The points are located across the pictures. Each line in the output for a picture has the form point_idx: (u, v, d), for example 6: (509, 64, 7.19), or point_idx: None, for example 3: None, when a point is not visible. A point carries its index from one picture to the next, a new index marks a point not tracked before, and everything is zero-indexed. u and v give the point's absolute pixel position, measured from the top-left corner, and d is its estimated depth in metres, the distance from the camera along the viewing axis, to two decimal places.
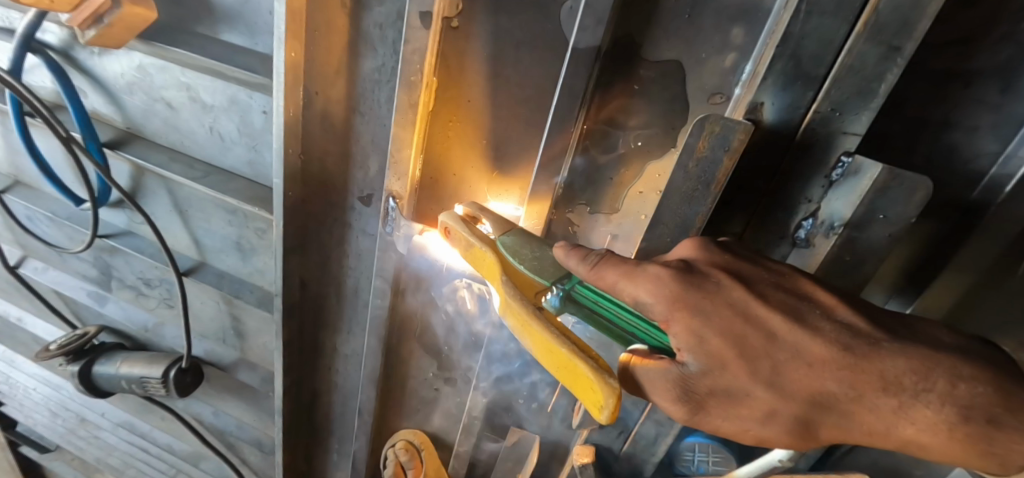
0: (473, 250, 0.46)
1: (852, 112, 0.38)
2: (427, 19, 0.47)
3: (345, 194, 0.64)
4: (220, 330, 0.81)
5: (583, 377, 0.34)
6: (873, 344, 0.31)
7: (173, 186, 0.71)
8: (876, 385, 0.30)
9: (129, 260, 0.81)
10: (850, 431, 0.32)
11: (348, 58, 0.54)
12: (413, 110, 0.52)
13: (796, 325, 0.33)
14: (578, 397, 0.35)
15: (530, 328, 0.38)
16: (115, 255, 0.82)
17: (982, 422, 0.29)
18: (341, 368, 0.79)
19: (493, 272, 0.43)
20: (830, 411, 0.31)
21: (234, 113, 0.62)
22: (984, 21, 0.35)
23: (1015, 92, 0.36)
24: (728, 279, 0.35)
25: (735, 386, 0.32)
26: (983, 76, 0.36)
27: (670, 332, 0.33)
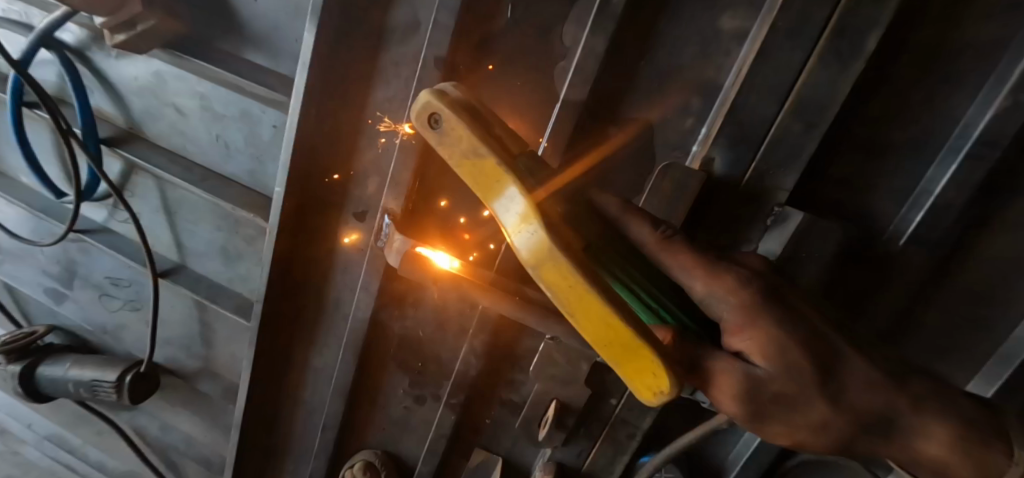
0: (509, 182, 0.38)
1: (782, 172, 0.49)
2: (440, 63, 0.55)
3: (341, 208, 0.69)
4: (186, 336, 0.81)
5: (644, 361, 0.33)
6: (908, 372, 0.36)
7: (165, 188, 0.74)
8: (911, 405, 0.35)
9: (100, 258, 0.81)
10: (876, 439, 0.36)
11: (364, 87, 0.62)
12: (417, 138, 0.59)
13: (858, 350, 0.36)
14: (621, 372, 0.35)
15: (583, 297, 0.35)
16: (84, 251, 0.81)
17: (982, 441, 0.34)
18: (309, 382, 0.79)
19: (529, 222, 0.36)
20: (882, 430, 0.35)
21: (242, 124, 0.67)
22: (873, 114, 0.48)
23: (896, 168, 0.50)
24: (803, 300, 0.37)
25: (801, 396, 0.34)
26: None
27: (739, 337, 0.35)
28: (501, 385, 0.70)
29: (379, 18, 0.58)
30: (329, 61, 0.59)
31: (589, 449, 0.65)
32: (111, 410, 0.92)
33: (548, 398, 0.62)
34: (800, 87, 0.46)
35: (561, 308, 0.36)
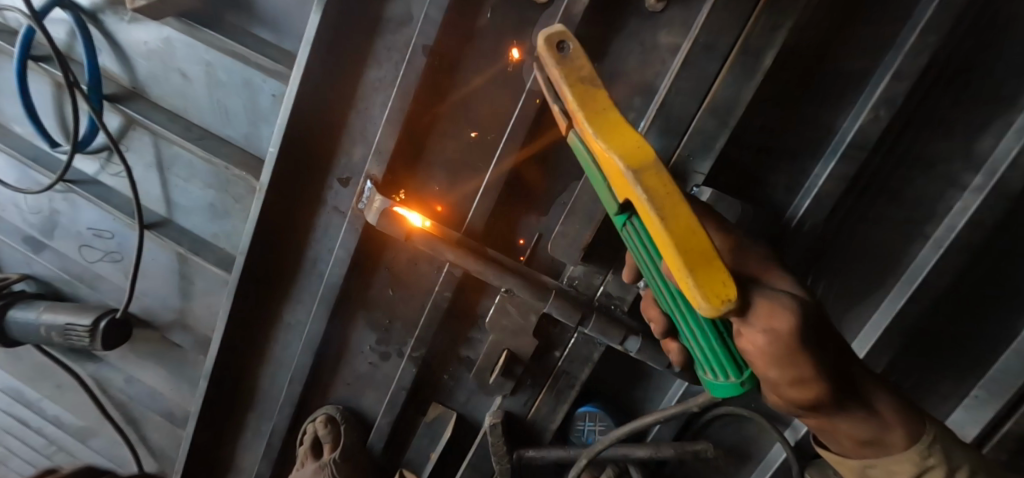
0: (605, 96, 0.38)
1: (700, 159, 0.62)
2: (427, 50, 0.65)
3: (328, 174, 0.77)
4: (163, 288, 0.86)
5: (721, 268, 0.32)
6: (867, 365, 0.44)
7: (161, 145, 0.80)
8: (869, 380, 0.43)
9: (83, 209, 0.85)
10: (847, 401, 0.41)
11: (359, 67, 0.71)
12: (401, 112, 0.69)
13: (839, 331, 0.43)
14: (693, 280, 0.32)
15: (676, 198, 0.33)
16: (68, 201, 0.85)
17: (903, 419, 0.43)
18: (281, 337, 0.85)
19: (627, 131, 0.35)
20: (853, 395, 0.41)
21: (241, 91, 0.74)
22: (765, 123, 0.63)
23: (785, 165, 0.64)
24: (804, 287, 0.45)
25: (823, 333, 0.37)
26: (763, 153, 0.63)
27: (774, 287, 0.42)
28: (460, 342, 0.78)
29: (377, 9, 0.68)
30: (331, 41, 0.68)
31: (534, 398, 0.73)
32: (73, 361, 0.95)
33: (500, 349, 0.70)
34: (714, 92, 0.59)
35: (648, 206, 0.33)
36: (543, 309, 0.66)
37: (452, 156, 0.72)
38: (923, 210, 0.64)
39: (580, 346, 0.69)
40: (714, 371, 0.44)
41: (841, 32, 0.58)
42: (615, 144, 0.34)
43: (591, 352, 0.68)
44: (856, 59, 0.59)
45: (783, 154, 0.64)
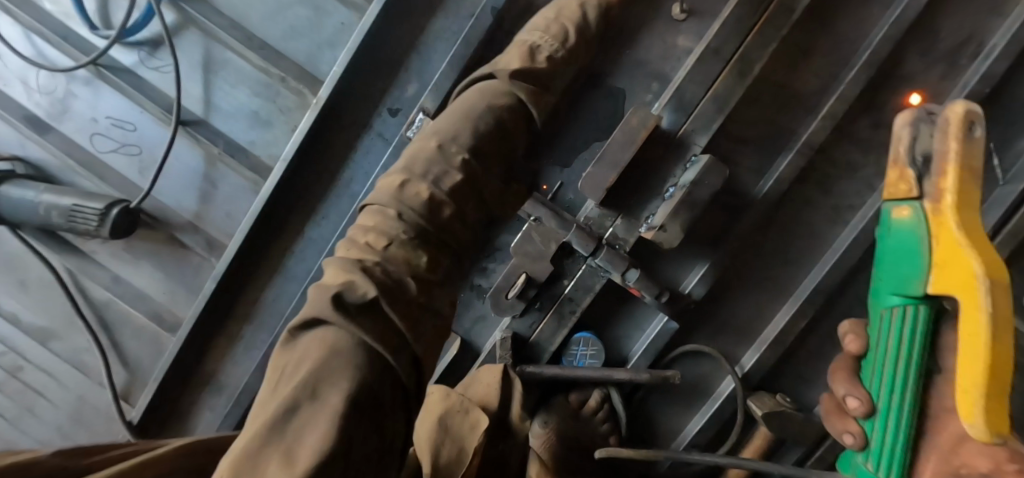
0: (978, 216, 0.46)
1: (700, 134, 0.79)
2: (494, 11, 0.79)
3: (378, 104, 0.86)
4: (180, 187, 0.88)
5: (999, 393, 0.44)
6: None
7: (213, 49, 0.84)
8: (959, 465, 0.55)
9: (106, 97, 0.87)
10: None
11: (427, 16, 0.83)
12: (462, 58, 0.81)
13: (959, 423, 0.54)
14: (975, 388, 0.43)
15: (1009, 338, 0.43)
16: (88, 86, 0.86)
17: None
18: (297, 251, 0.89)
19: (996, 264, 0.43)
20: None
21: (312, 13, 0.82)
22: (747, 120, 0.82)
23: (755, 154, 0.83)
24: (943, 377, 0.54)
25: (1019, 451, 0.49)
26: (737, 142, 0.83)
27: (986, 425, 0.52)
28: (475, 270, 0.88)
29: None
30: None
31: (539, 322, 0.84)
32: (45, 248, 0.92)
33: (517, 274, 0.81)
34: (716, 85, 0.77)
35: (984, 318, 0.42)
36: (564, 238, 0.79)
37: None
38: (846, 201, 0.84)
39: (585, 276, 0.81)
40: (881, 465, 0.56)
41: (801, 60, 0.80)
42: (974, 263, 0.42)
43: (594, 282, 0.81)
44: (813, 81, 0.81)
45: (754, 144, 0.83)
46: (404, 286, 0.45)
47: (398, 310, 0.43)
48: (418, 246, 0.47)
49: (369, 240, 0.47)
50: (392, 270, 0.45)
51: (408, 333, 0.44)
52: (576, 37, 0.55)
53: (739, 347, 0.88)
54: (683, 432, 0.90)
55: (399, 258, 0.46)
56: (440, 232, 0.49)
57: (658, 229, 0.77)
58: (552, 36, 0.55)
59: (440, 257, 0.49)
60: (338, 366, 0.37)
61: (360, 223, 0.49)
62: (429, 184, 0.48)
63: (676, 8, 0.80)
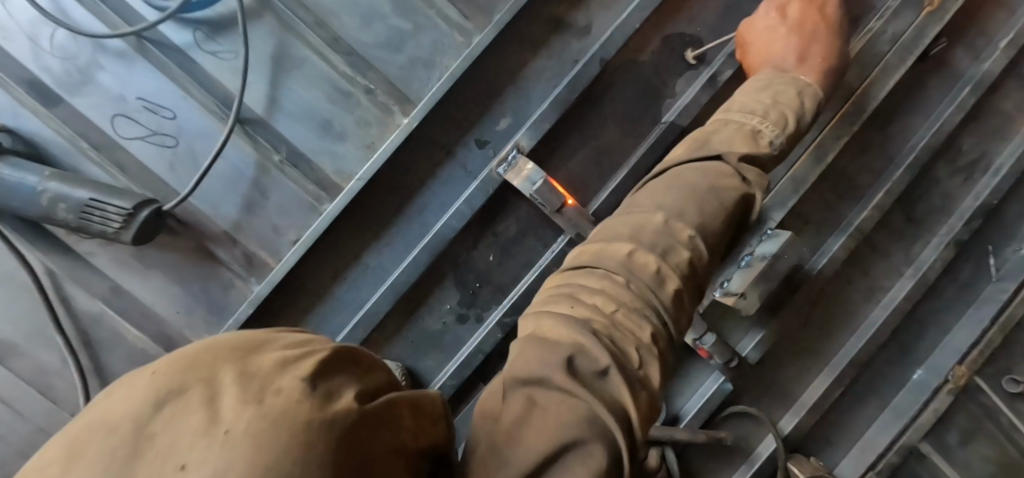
0: None
1: (776, 208, 0.83)
2: (603, 62, 0.79)
3: (465, 133, 0.81)
4: (221, 193, 0.76)
5: None
6: None
7: (290, 45, 0.75)
8: None
9: (143, 76, 0.74)
10: None
11: (530, 53, 0.81)
12: (565, 102, 0.79)
13: None
14: None
15: None
16: (122, 59, 0.73)
17: None
18: (350, 278, 0.80)
19: None
20: None
21: (412, 28, 0.77)
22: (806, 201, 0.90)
23: (810, 232, 0.91)
24: None
25: None
26: (795, 219, 0.91)
27: None
28: None
29: (563, 13, 0.81)
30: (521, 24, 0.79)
31: None
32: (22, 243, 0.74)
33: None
34: (794, 168, 0.83)
35: None
36: None
37: (585, 153, 0.84)
38: (876, 282, 0.94)
39: None
40: None
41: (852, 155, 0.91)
42: None
43: None
44: (859, 174, 0.91)
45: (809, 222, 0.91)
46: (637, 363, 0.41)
47: (632, 390, 0.39)
48: (644, 317, 0.43)
49: (596, 302, 0.43)
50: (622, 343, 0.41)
51: (638, 417, 0.38)
52: (793, 125, 0.57)
53: (777, 409, 0.93)
54: None
55: (629, 328, 0.42)
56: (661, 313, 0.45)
57: (738, 296, 0.80)
58: (773, 120, 0.57)
59: (660, 335, 0.44)
60: (576, 433, 0.34)
61: (572, 284, 0.47)
62: (659, 256, 0.47)
63: None
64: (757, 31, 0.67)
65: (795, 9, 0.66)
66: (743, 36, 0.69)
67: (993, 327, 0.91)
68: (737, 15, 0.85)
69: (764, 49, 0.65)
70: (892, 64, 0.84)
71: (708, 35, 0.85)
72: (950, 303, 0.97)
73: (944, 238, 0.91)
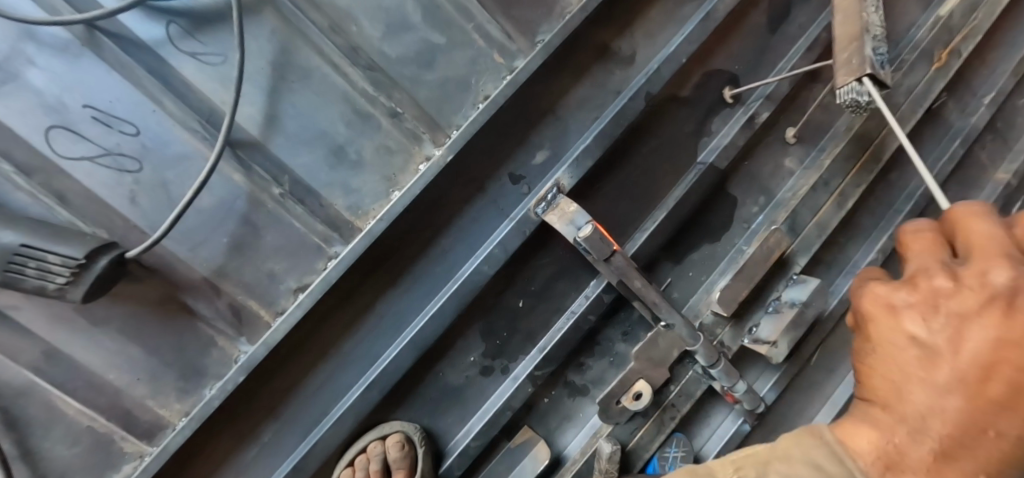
0: None
1: (802, 252, 0.82)
2: (649, 96, 0.73)
3: (499, 166, 0.72)
4: (204, 231, 0.61)
5: None
6: None
7: (295, 52, 0.61)
8: None
9: (96, 80, 0.56)
10: None
11: (570, 80, 0.73)
12: (610, 136, 0.71)
13: None
14: None
15: None
16: (65, 55, 0.55)
17: None
18: (361, 331, 0.68)
19: None
20: None
21: (446, 44, 0.66)
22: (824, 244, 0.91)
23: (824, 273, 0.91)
24: None
25: None
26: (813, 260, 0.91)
27: None
28: (571, 366, 0.79)
29: (607, 39, 0.74)
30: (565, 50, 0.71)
31: (640, 427, 0.79)
32: None
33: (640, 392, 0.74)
34: (822, 212, 0.82)
35: None
36: (690, 348, 0.74)
37: (624, 192, 0.78)
38: None
39: (690, 383, 0.80)
40: None
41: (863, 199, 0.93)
42: None
43: (697, 389, 0.79)
44: (867, 216, 0.94)
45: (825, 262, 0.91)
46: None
47: None
48: None
49: None
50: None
51: None
52: None
53: None
54: None
55: None
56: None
57: (771, 344, 0.78)
58: None
59: None
60: None
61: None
62: None
63: (789, 132, 0.85)
64: (896, 338, 0.45)
65: (971, 344, 0.40)
66: (871, 318, 0.47)
67: None
68: (771, 54, 0.84)
69: (889, 382, 0.45)
70: (906, 115, 0.87)
71: (744, 74, 0.82)
72: None
73: None
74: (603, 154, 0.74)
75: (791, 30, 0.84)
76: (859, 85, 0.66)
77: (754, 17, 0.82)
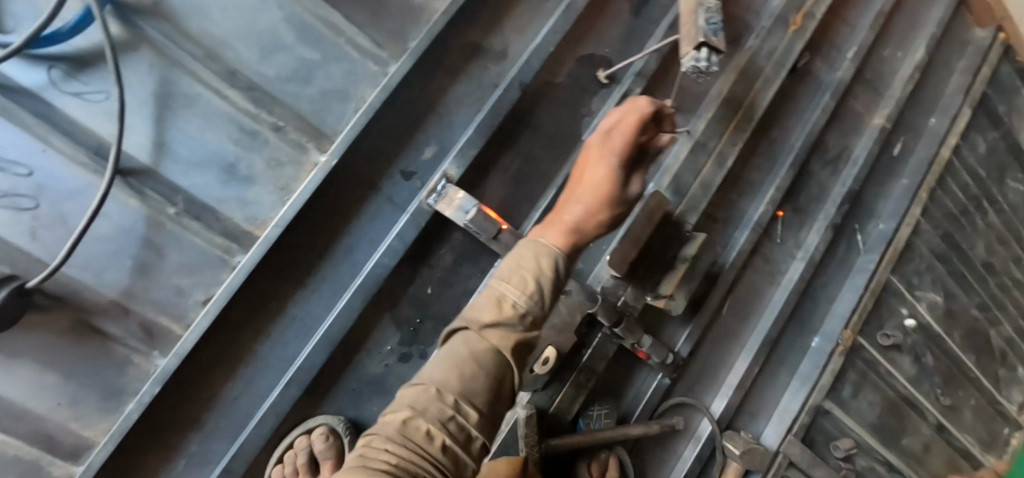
0: None
1: (692, 212, 0.89)
2: (523, 85, 0.79)
3: (390, 166, 0.77)
4: (106, 257, 0.65)
5: None
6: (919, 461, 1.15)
7: (175, 81, 0.66)
8: None
9: None
10: None
11: (449, 79, 0.79)
12: (490, 125, 0.77)
13: None
14: None
15: None
16: None
17: None
18: (275, 334, 0.73)
19: None
20: None
21: (321, 58, 0.72)
22: (717, 203, 0.98)
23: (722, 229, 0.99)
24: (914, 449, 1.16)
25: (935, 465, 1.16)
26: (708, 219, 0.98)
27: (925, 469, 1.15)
28: None
29: (479, 38, 0.81)
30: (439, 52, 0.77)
31: (557, 391, 0.84)
32: None
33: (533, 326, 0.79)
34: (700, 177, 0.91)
35: None
36: (590, 310, 0.80)
37: (515, 176, 0.84)
38: (774, 266, 1.05)
39: (601, 343, 0.86)
40: None
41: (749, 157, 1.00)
42: None
43: (608, 348, 0.86)
44: (755, 172, 1.01)
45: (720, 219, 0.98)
46: (447, 414, 0.53)
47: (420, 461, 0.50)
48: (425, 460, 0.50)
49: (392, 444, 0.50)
50: (458, 409, 0.55)
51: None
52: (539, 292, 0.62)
53: (708, 394, 1.00)
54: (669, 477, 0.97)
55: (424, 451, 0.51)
56: (522, 297, 0.61)
57: (668, 298, 0.84)
58: (518, 291, 0.61)
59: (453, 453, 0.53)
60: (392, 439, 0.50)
61: (449, 347, 0.60)
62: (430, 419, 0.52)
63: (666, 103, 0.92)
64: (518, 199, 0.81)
65: (594, 176, 0.72)
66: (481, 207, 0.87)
67: (866, 291, 1.08)
68: (638, 35, 0.91)
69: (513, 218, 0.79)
70: (770, 76, 0.95)
71: (616, 56, 0.90)
72: (833, 277, 1.12)
73: (823, 222, 1.05)
74: (488, 143, 0.80)
75: (655, 12, 0.93)
76: (697, 53, 0.73)
77: (619, 3, 0.90)
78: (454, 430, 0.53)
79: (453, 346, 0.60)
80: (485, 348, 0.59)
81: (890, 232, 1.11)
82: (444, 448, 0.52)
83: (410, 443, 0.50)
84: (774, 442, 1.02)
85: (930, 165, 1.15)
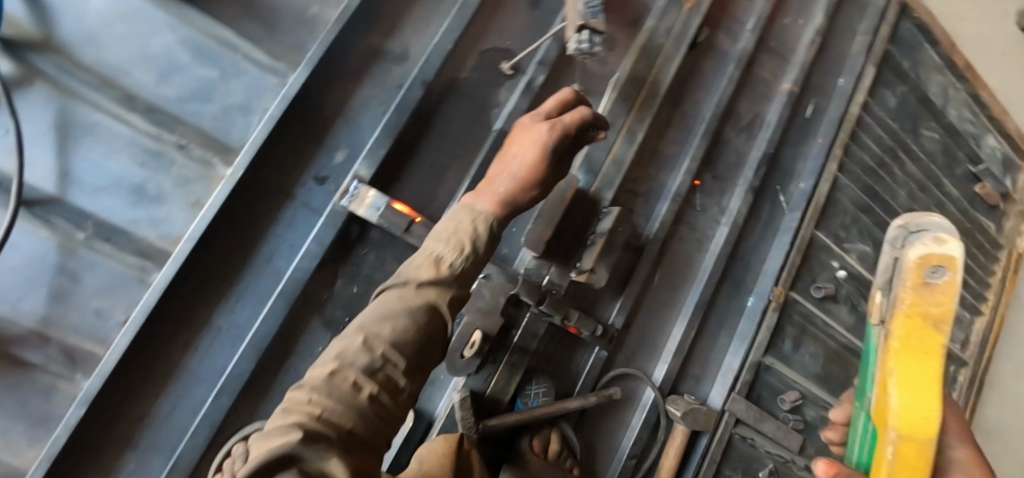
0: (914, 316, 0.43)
1: (607, 188, 0.93)
2: (425, 83, 0.83)
3: (302, 173, 0.80)
4: (20, 287, 0.66)
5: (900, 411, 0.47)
6: None
7: (73, 111, 0.68)
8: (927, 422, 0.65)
9: None
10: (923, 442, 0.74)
11: (353, 85, 0.83)
12: (396, 124, 0.80)
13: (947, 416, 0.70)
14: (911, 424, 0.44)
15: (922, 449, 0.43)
16: None
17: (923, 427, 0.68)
18: (203, 346, 0.75)
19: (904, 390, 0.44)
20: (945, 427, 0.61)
21: (220, 76, 0.74)
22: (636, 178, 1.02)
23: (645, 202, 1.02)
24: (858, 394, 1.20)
25: None
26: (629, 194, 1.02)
27: None
28: None
29: (378, 43, 0.85)
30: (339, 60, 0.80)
31: (493, 373, 0.86)
32: None
33: (462, 313, 0.82)
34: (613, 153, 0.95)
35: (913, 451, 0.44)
36: (512, 291, 0.83)
37: (430, 171, 0.87)
38: (702, 233, 1.09)
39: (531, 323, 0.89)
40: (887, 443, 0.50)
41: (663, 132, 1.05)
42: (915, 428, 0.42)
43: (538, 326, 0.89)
44: (671, 145, 1.05)
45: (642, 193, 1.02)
46: (376, 365, 0.52)
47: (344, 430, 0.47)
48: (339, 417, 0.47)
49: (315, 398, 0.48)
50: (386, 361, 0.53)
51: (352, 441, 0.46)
52: (470, 251, 0.64)
53: (649, 362, 1.04)
54: (618, 447, 0.99)
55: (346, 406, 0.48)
56: (458, 257, 0.63)
57: (589, 272, 0.88)
58: (452, 247, 0.63)
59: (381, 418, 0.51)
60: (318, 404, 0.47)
61: (381, 301, 0.59)
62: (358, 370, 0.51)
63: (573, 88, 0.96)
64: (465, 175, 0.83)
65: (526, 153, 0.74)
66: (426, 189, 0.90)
67: (792, 248, 1.12)
68: (538, 26, 0.96)
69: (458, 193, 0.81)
70: (670, 52, 1.01)
71: (518, 48, 0.94)
72: (762, 237, 1.17)
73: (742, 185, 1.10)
74: (398, 142, 0.83)
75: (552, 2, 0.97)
76: (580, 35, 0.78)
77: None
78: (382, 381, 0.52)
79: (386, 300, 0.59)
80: (419, 304, 0.58)
81: (810, 189, 1.16)
82: (371, 399, 0.50)
83: (336, 393, 0.48)
84: (718, 402, 1.04)
85: (840, 123, 1.21)
